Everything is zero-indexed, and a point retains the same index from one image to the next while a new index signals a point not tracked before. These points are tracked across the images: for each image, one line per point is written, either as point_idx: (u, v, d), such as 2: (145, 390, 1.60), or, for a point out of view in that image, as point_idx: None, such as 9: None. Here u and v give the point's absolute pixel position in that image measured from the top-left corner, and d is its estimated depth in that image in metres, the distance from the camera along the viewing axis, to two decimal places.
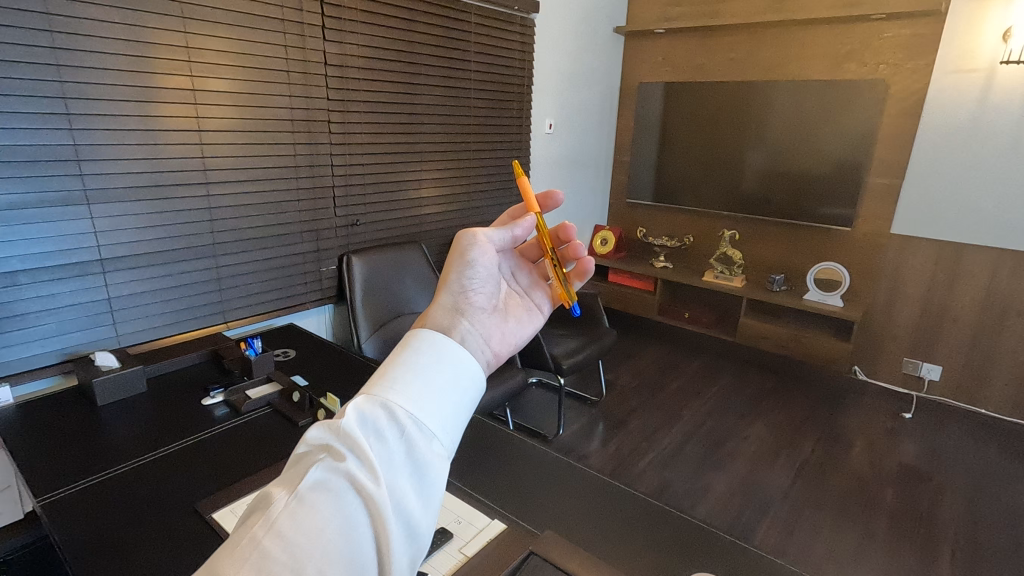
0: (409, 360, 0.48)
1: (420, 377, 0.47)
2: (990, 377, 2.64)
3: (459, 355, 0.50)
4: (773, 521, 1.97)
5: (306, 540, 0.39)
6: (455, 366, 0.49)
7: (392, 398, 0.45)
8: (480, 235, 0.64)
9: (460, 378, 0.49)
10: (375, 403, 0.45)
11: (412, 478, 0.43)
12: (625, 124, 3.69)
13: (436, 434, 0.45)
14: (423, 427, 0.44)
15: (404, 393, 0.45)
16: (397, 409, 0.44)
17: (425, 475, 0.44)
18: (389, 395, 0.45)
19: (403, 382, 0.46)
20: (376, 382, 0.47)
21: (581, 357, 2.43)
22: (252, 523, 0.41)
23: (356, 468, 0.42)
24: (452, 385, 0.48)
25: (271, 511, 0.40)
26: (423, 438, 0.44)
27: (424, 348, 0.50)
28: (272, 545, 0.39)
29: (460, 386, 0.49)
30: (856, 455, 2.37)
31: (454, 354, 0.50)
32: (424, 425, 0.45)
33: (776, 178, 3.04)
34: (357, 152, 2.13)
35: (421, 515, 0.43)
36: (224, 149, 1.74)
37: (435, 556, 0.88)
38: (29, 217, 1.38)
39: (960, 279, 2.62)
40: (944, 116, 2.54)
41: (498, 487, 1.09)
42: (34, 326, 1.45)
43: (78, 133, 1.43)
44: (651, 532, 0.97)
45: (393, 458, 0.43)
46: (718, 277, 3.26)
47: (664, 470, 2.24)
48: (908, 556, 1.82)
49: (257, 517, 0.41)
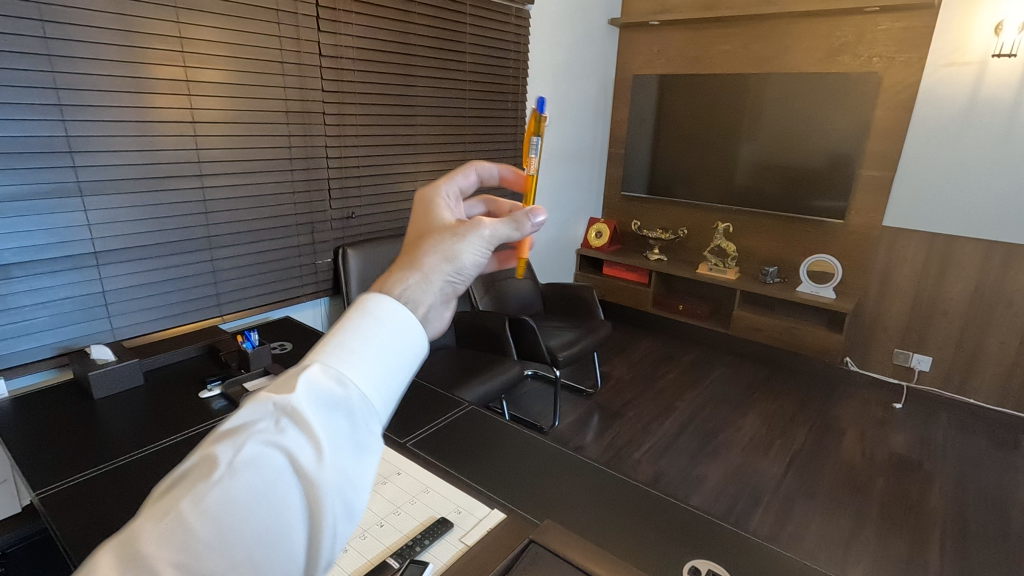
0: (365, 330, 0.47)
1: (376, 351, 0.46)
2: (978, 367, 2.68)
3: (415, 332, 0.49)
4: (766, 510, 1.99)
5: (240, 515, 0.39)
6: (409, 342, 0.48)
7: (345, 373, 0.44)
8: (495, 221, 0.62)
9: (410, 354, 0.49)
10: (326, 373, 0.44)
11: (353, 455, 0.43)
12: (619, 116, 3.69)
13: (381, 412, 0.45)
14: (370, 404, 0.44)
15: (358, 366, 0.45)
16: (350, 384, 0.44)
17: (366, 452, 0.44)
18: (344, 366, 0.45)
19: (357, 354, 0.45)
20: (330, 348, 0.46)
21: (577, 350, 2.44)
22: (178, 491, 0.40)
23: (299, 440, 0.42)
24: (403, 361, 0.48)
25: (202, 482, 0.39)
26: (368, 416, 0.44)
27: (380, 314, 0.48)
28: (201, 518, 0.39)
29: (409, 362, 0.48)
30: (848, 445, 2.40)
31: (410, 330, 0.49)
32: (372, 403, 0.44)
33: (769, 170, 3.06)
34: (352, 143, 2.11)
35: (356, 493, 0.43)
36: (220, 142, 1.72)
37: (436, 546, 0.90)
38: (20, 209, 1.36)
39: (950, 270, 2.65)
40: (936, 109, 2.56)
41: (497, 478, 1.09)
42: (28, 319, 1.44)
43: (71, 124, 1.42)
44: (653, 521, 0.98)
45: (339, 435, 0.43)
46: (713, 270, 3.28)
47: (658, 461, 2.26)
48: (898, 543, 1.85)
49: (187, 482, 0.40)
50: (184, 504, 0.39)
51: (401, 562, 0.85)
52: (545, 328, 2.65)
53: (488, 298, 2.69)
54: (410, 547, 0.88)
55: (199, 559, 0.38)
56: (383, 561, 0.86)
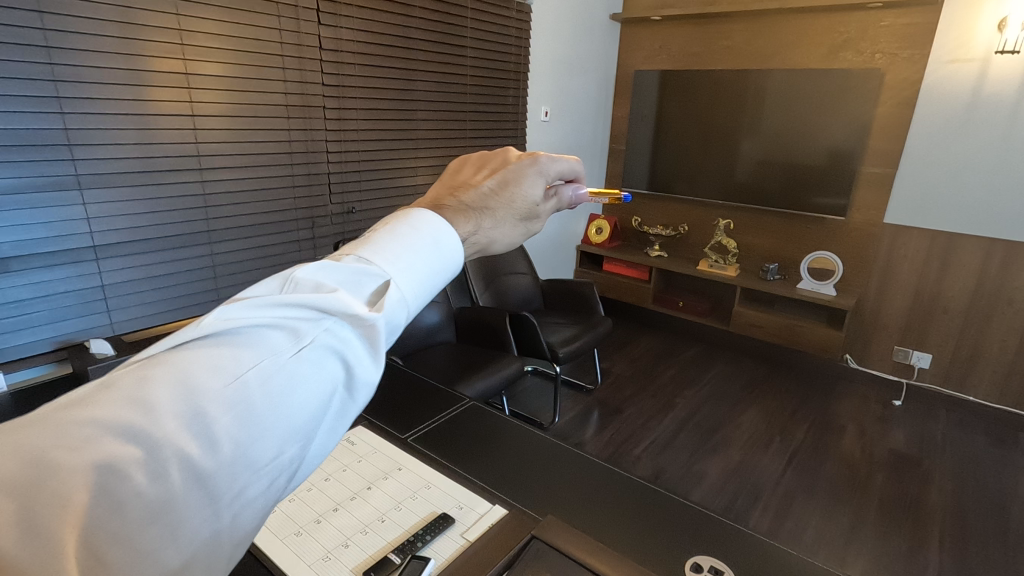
0: (426, 256, 0.48)
1: (421, 267, 0.47)
2: (978, 365, 2.68)
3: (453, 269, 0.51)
4: (766, 506, 1.99)
5: (286, 409, 0.38)
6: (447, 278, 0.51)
7: (406, 293, 0.45)
8: None
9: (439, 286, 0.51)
10: (379, 276, 0.44)
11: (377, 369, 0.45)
12: (620, 112, 3.68)
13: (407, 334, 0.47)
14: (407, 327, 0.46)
15: (409, 276, 0.45)
16: (401, 293, 0.45)
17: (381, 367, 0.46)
18: (396, 273, 0.45)
19: (416, 280, 0.46)
20: (379, 251, 0.45)
21: (577, 346, 2.44)
22: (217, 363, 0.36)
23: (342, 338, 0.41)
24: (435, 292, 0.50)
25: (229, 355, 0.36)
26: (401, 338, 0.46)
27: (431, 230, 0.49)
28: (243, 404, 0.36)
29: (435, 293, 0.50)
30: (848, 442, 2.40)
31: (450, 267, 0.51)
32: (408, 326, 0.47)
33: (770, 166, 3.05)
34: (352, 138, 2.10)
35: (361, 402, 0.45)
36: (219, 135, 1.71)
37: (438, 542, 0.89)
38: (18, 202, 1.35)
39: (951, 267, 2.65)
40: (939, 106, 2.55)
41: (499, 474, 1.09)
42: (26, 313, 1.43)
43: (69, 116, 1.40)
44: (654, 517, 0.98)
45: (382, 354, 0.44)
46: (713, 267, 3.28)
47: (658, 457, 2.25)
48: (898, 540, 1.85)
49: (227, 356, 0.36)
50: (206, 374, 0.35)
51: (402, 557, 0.85)
52: (545, 324, 2.65)
53: (488, 294, 2.69)
54: (411, 542, 0.88)
55: (228, 445, 0.35)
56: (384, 557, 0.86)
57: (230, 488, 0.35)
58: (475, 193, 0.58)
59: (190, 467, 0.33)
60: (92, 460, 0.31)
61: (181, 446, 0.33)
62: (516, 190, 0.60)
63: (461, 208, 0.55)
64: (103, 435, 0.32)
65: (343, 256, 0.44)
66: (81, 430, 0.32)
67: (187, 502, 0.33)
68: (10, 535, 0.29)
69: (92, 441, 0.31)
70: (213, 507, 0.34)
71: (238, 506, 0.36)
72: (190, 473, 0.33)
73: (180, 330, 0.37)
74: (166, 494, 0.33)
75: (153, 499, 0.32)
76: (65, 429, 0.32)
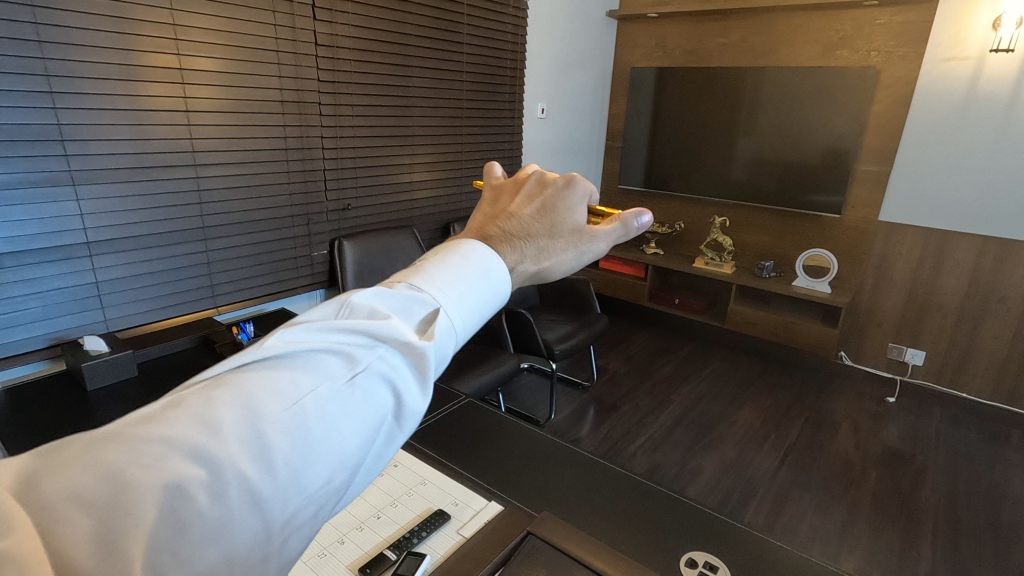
0: (475, 285, 0.47)
1: (469, 295, 0.47)
2: (971, 362, 2.70)
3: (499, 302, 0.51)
4: (761, 502, 2.00)
5: (338, 436, 0.37)
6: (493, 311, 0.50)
7: (455, 323, 0.45)
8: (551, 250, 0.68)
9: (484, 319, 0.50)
10: (429, 304, 0.44)
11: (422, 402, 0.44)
12: (617, 110, 3.68)
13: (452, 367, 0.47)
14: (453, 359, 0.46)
15: (457, 305, 0.45)
16: (449, 322, 0.44)
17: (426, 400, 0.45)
18: (446, 301, 0.45)
19: (466, 310, 0.46)
20: (429, 280, 0.46)
21: (573, 343, 2.44)
22: (273, 384, 0.36)
23: (393, 365, 0.41)
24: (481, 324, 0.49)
25: (289, 378, 0.37)
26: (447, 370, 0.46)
27: (481, 261, 0.49)
28: (299, 428, 0.35)
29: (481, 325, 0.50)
30: (842, 439, 2.42)
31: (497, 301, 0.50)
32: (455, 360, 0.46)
33: (766, 164, 3.06)
34: (349, 134, 2.10)
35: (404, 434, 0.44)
36: (213, 131, 1.70)
37: (434, 538, 0.90)
38: (11, 198, 1.35)
39: (945, 265, 2.66)
40: (933, 104, 2.56)
41: (495, 470, 1.09)
42: (19, 310, 1.42)
43: (62, 112, 1.40)
44: (648, 512, 0.99)
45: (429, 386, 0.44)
46: (709, 264, 3.28)
47: (654, 454, 2.26)
48: (891, 535, 1.87)
49: (285, 378, 0.37)
50: (268, 396, 0.35)
51: (398, 554, 0.86)
52: (541, 321, 2.65)
53: None
54: (407, 539, 0.88)
55: (282, 469, 0.34)
56: (381, 554, 0.86)
57: (282, 515, 0.34)
58: (519, 224, 0.55)
59: (249, 490, 0.33)
60: (163, 480, 0.31)
61: (243, 464, 0.33)
62: (560, 219, 0.57)
63: (506, 241, 0.53)
64: (172, 454, 0.32)
65: (394, 284, 0.45)
66: (152, 448, 0.31)
67: (242, 525, 0.32)
68: (84, 548, 0.29)
69: (164, 460, 0.31)
70: (268, 531, 0.33)
71: (289, 534, 0.34)
72: (250, 495, 0.33)
73: (243, 355, 0.38)
74: (224, 517, 0.32)
75: (213, 522, 0.31)
76: (137, 445, 0.32)
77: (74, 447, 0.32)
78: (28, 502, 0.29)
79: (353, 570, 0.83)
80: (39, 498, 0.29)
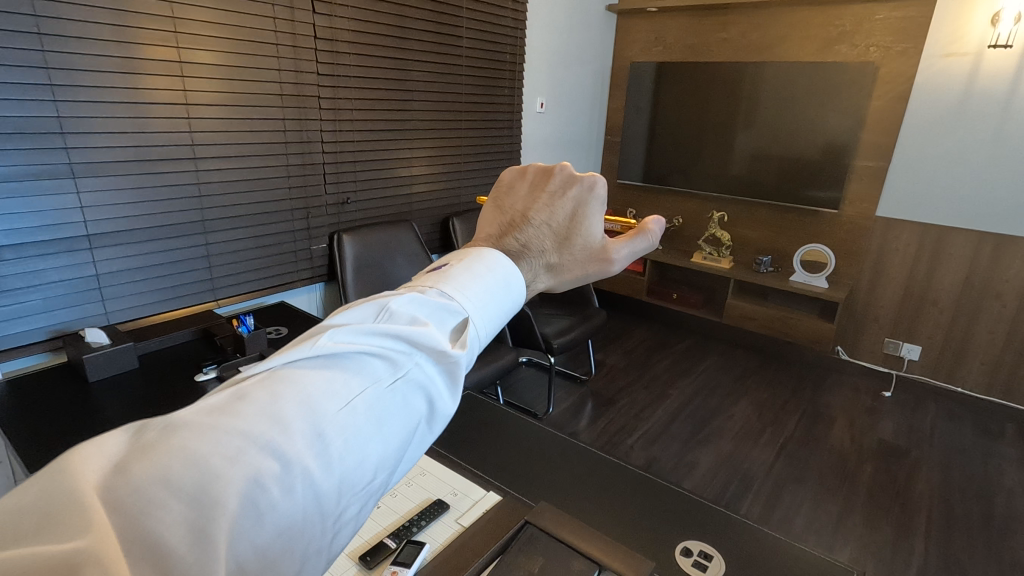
0: (500, 293, 0.46)
1: (494, 302, 0.45)
2: (967, 357, 2.72)
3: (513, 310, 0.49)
4: (756, 495, 2.02)
5: (385, 441, 0.34)
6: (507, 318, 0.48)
7: (483, 332, 0.43)
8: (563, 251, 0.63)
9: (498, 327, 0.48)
10: (460, 312, 0.42)
11: None
12: (616, 104, 3.68)
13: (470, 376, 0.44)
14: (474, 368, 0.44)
15: (484, 313, 0.43)
16: (478, 331, 0.43)
17: None
18: (474, 310, 0.43)
19: (490, 319, 0.44)
20: (457, 286, 0.43)
21: (571, 337, 2.45)
22: (324, 383, 0.33)
23: (430, 373, 0.38)
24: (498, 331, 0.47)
25: (341, 378, 0.33)
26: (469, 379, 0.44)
27: (503, 271, 0.47)
28: (352, 430, 0.32)
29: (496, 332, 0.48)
30: (838, 433, 2.44)
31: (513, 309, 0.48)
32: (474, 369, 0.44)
33: (765, 160, 3.07)
34: (347, 128, 2.10)
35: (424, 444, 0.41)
36: (213, 125, 1.71)
37: (433, 527, 0.91)
38: (13, 190, 1.35)
39: (942, 260, 2.67)
40: (931, 100, 2.57)
41: (493, 461, 1.11)
42: (21, 302, 1.43)
43: (62, 105, 1.40)
44: (643, 502, 1.00)
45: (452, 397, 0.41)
46: (707, 259, 3.29)
47: (651, 447, 2.28)
48: (885, 528, 1.89)
49: (335, 377, 0.33)
50: (323, 395, 0.32)
51: (398, 542, 0.87)
52: (540, 315, 2.66)
53: None
54: (407, 527, 0.90)
55: (341, 471, 0.31)
56: (380, 542, 0.88)
57: (339, 519, 0.31)
58: (536, 237, 0.52)
59: (314, 485, 0.30)
60: (237, 477, 0.27)
61: (307, 464, 0.30)
62: (580, 230, 0.52)
63: (523, 256, 0.50)
64: (247, 446, 0.29)
65: (425, 289, 0.42)
66: (228, 443, 0.29)
67: (306, 530, 0.29)
68: (185, 539, 0.26)
69: (239, 455, 0.28)
70: (326, 536, 0.30)
71: (340, 535, 0.32)
72: (314, 493, 0.30)
73: (287, 352, 0.34)
74: (294, 513, 0.29)
75: (281, 524, 0.28)
76: (205, 441, 0.28)
77: (140, 440, 0.29)
78: (103, 498, 0.26)
79: (354, 559, 0.85)
80: (115, 492, 0.26)
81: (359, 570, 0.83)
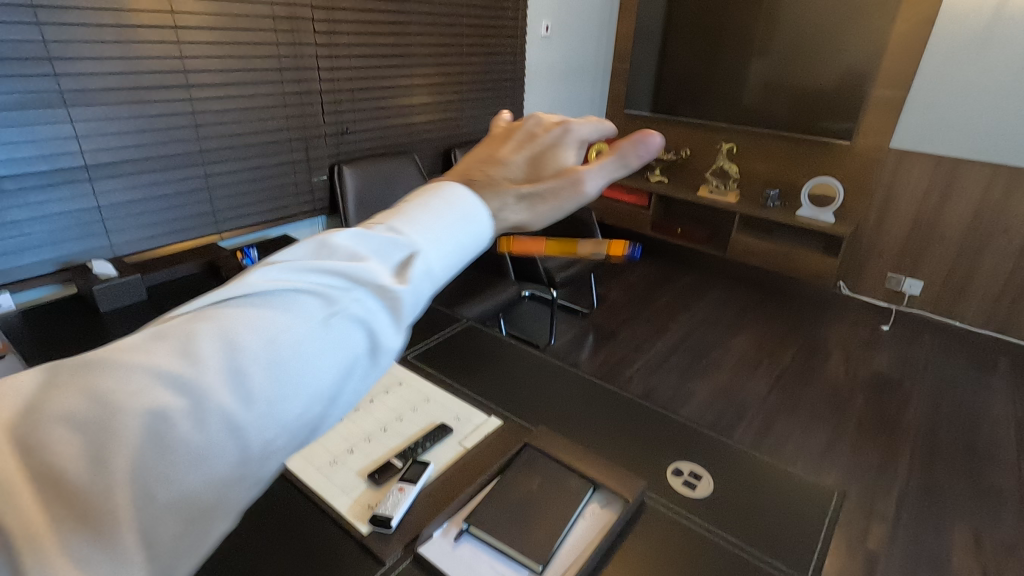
0: (465, 217, 0.41)
1: (457, 232, 0.41)
2: (968, 291, 2.73)
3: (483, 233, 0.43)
4: (750, 423, 2.10)
5: (309, 377, 0.33)
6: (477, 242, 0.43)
7: (437, 264, 0.39)
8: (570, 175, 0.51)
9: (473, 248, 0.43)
10: (409, 247, 0.38)
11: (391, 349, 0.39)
12: (626, 28, 3.50)
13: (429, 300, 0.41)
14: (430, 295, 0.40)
15: (442, 244, 0.40)
16: (433, 265, 0.39)
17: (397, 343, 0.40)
18: (425, 245, 0.39)
19: (451, 246, 0.40)
20: (411, 219, 0.40)
21: (574, 271, 2.47)
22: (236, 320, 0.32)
23: (369, 309, 0.36)
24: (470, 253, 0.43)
25: (261, 318, 0.33)
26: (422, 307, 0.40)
27: (465, 204, 0.42)
28: (266, 362, 0.32)
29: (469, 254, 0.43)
30: (833, 364, 2.50)
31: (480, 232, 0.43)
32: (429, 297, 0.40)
33: (779, 88, 2.95)
34: (344, 54, 2.01)
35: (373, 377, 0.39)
36: (204, 50, 1.64)
37: (437, 448, 0.96)
38: (6, 119, 1.33)
39: (953, 194, 2.63)
40: (959, 23, 2.42)
41: (495, 388, 1.15)
42: (26, 234, 1.43)
43: (46, 28, 1.34)
44: (638, 426, 1.05)
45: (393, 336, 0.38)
46: (713, 192, 3.23)
47: (650, 378, 2.35)
48: (871, 453, 1.97)
49: (253, 312, 0.33)
50: (238, 334, 0.32)
51: (404, 462, 0.92)
52: None
53: None
54: (413, 448, 0.94)
55: (254, 408, 0.31)
56: (387, 461, 0.93)
57: (257, 452, 0.31)
58: (508, 167, 0.44)
59: (217, 417, 0.30)
60: (138, 409, 0.28)
61: (214, 402, 0.30)
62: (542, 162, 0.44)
63: (489, 186, 0.43)
64: (151, 383, 0.29)
65: (371, 223, 0.39)
66: (135, 377, 0.29)
67: (216, 464, 0.30)
68: (78, 466, 0.27)
69: (145, 389, 0.29)
70: (242, 468, 0.31)
71: (258, 469, 0.32)
72: (220, 432, 0.30)
73: (218, 289, 0.34)
74: (195, 440, 0.29)
75: (190, 458, 0.29)
76: (115, 373, 0.29)
77: (66, 368, 0.30)
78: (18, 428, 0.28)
79: (364, 477, 0.90)
80: (26, 422, 0.28)
81: (369, 486, 0.89)
